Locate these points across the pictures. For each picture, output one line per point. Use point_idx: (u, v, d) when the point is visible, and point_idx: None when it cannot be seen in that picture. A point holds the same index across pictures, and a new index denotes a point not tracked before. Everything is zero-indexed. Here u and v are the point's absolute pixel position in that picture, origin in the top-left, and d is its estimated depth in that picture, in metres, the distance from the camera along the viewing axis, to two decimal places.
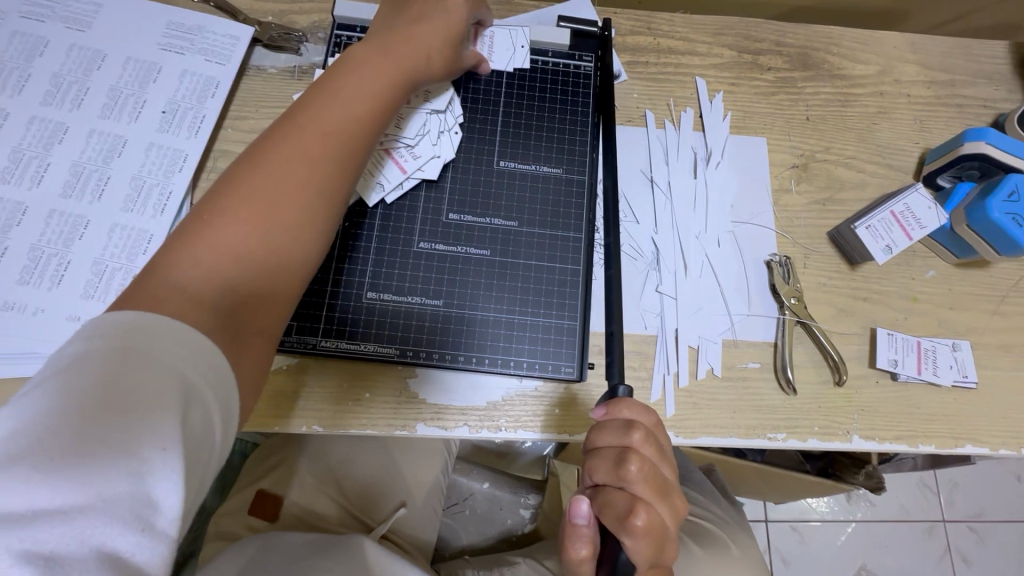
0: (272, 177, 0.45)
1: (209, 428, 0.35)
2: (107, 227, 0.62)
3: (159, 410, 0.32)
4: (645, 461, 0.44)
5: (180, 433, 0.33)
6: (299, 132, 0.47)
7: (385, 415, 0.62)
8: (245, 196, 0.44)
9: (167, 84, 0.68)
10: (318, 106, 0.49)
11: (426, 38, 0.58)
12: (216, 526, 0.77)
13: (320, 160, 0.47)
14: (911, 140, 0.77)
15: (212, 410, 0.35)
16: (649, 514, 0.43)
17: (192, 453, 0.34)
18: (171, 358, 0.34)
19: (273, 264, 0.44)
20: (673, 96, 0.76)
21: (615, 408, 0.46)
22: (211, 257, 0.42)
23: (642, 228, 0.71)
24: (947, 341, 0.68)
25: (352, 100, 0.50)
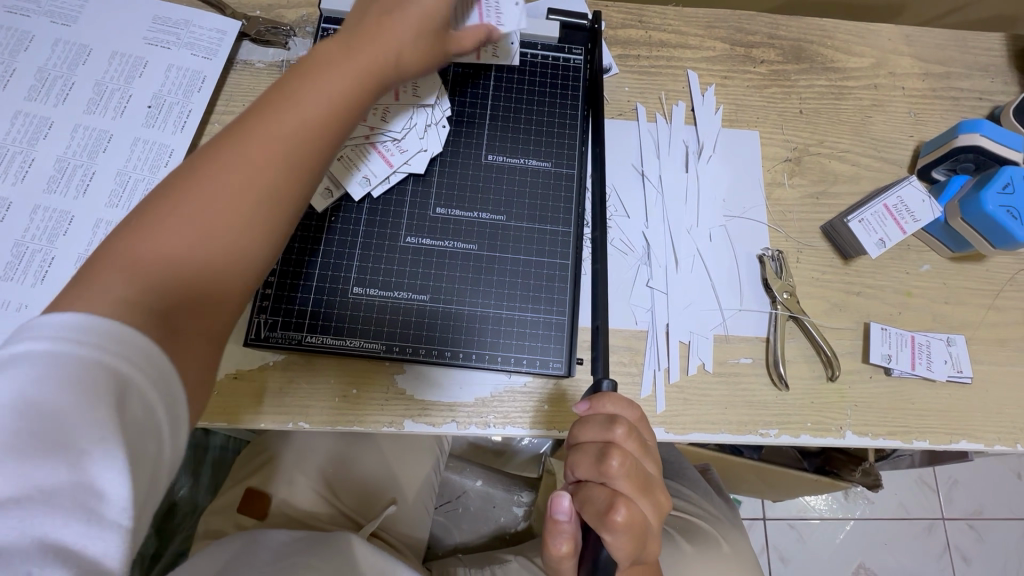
0: (215, 183, 0.41)
1: (155, 420, 0.34)
2: (91, 222, 0.62)
3: (101, 401, 0.31)
4: (627, 456, 0.43)
5: (123, 425, 0.32)
6: (262, 130, 0.44)
7: (373, 411, 0.61)
8: (184, 205, 0.40)
9: (153, 78, 0.68)
10: (271, 109, 0.45)
11: (400, 34, 0.52)
12: (205, 523, 0.77)
13: (269, 167, 0.43)
14: (906, 133, 0.76)
15: (159, 402, 0.34)
16: (630, 509, 0.43)
17: (139, 445, 0.33)
18: (110, 353, 0.33)
19: (213, 271, 0.41)
20: (664, 90, 0.75)
21: (599, 402, 0.46)
22: (149, 261, 0.39)
23: (632, 222, 0.70)
24: (941, 336, 0.68)
25: (308, 100, 0.46)
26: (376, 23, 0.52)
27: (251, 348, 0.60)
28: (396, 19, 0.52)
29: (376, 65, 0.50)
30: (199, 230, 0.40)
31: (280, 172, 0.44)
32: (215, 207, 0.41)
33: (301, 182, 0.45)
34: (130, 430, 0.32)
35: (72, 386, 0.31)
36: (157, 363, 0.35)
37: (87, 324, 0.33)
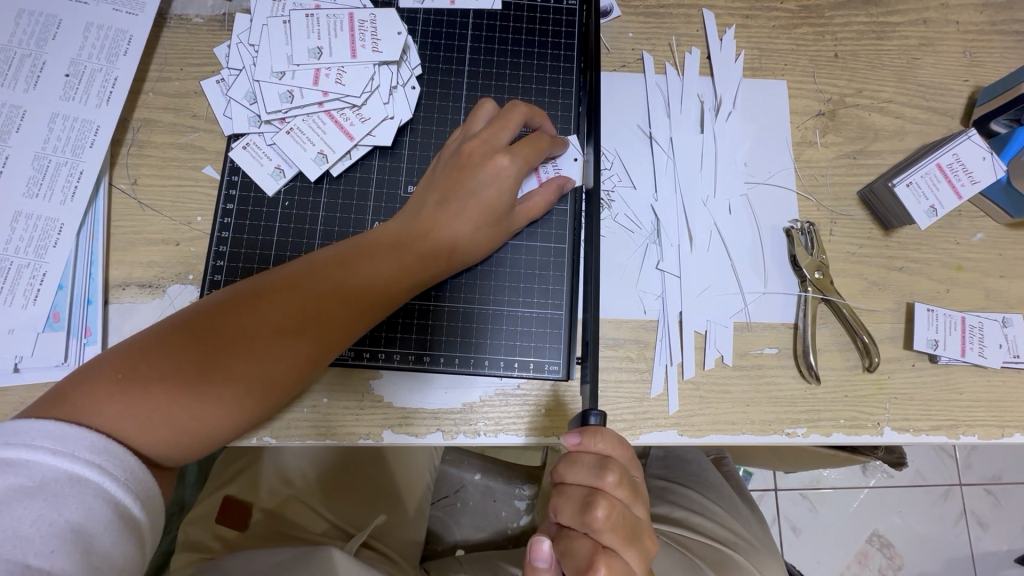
0: (264, 309, 0.46)
1: (132, 512, 0.39)
2: (8, 216, 0.53)
3: (86, 495, 0.37)
4: (615, 505, 0.39)
5: (115, 508, 0.38)
6: (355, 251, 0.50)
7: (346, 424, 0.54)
8: (256, 304, 0.46)
9: (70, 42, 0.57)
10: (352, 247, 0.50)
11: (457, 227, 0.51)
12: (185, 534, 0.74)
13: (321, 308, 0.47)
14: (959, 77, 0.65)
15: (139, 494, 0.40)
16: (612, 565, 0.38)
17: (96, 547, 0.36)
18: (81, 452, 0.38)
19: (221, 373, 0.44)
20: (675, 34, 0.64)
21: (591, 440, 0.40)
22: (210, 334, 0.45)
23: (639, 194, 0.61)
24: (996, 316, 0.59)
25: (377, 259, 0.49)
26: (463, 167, 0.51)
27: None
28: (458, 208, 0.51)
29: (426, 251, 0.50)
30: (229, 351, 0.44)
31: (333, 315, 0.47)
32: (252, 322, 0.45)
33: (336, 321, 0.47)
34: (87, 531, 0.36)
35: (71, 479, 0.37)
36: (136, 471, 0.40)
37: (70, 436, 0.38)
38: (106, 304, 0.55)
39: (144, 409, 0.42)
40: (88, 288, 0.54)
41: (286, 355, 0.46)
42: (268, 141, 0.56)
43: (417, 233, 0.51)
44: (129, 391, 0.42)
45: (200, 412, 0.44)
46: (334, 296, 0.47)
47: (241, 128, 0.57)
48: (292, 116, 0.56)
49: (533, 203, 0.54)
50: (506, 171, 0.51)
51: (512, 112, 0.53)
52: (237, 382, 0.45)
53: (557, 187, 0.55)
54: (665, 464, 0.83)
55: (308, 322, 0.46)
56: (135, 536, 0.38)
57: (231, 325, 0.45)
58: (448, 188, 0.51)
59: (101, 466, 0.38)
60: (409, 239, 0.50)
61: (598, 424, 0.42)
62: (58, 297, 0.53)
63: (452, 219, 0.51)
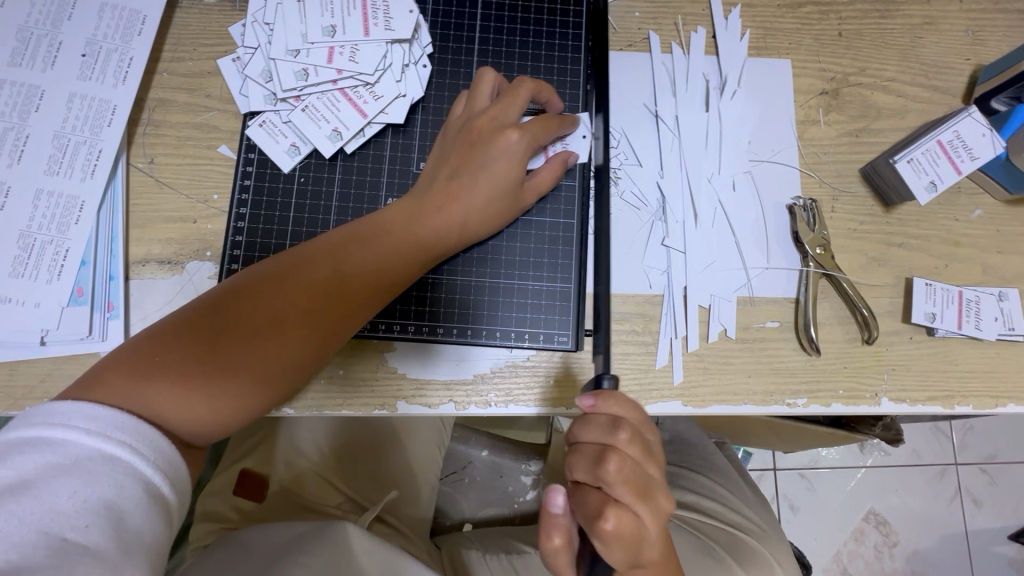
0: (286, 287, 0.48)
1: (161, 490, 0.40)
2: (31, 194, 0.55)
3: (117, 473, 0.38)
4: (627, 460, 0.40)
5: (145, 486, 0.39)
6: (371, 230, 0.51)
7: (363, 395, 0.56)
8: (277, 281, 0.48)
9: (86, 21, 0.58)
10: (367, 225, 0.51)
11: (469, 202, 0.52)
12: (204, 506, 0.77)
13: (338, 283, 0.49)
14: (962, 56, 0.65)
15: (167, 472, 0.41)
16: (622, 518, 0.40)
17: (127, 522, 0.37)
18: (113, 433, 0.40)
19: (248, 349, 0.46)
20: (680, 14, 0.65)
21: (605, 403, 0.42)
22: (234, 312, 0.46)
23: (646, 171, 0.62)
24: (993, 290, 0.61)
25: (393, 237, 0.51)
26: (473, 144, 0.53)
27: None
28: (468, 183, 0.52)
29: (439, 225, 0.52)
30: (255, 328, 0.46)
31: (351, 288, 0.49)
32: (274, 299, 0.47)
33: (357, 295, 0.49)
34: (118, 507, 0.37)
35: (103, 457, 0.38)
36: (165, 451, 0.42)
37: (101, 415, 0.40)
38: (127, 280, 0.56)
39: (174, 385, 0.44)
40: (110, 265, 0.56)
41: (306, 328, 0.47)
42: (283, 119, 0.58)
43: (428, 208, 0.52)
44: (160, 369, 0.44)
45: (231, 387, 0.46)
46: (351, 271, 0.49)
47: (256, 106, 0.58)
48: (306, 94, 0.57)
49: (541, 176, 0.55)
50: (514, 146, 0.52)
51: (520, 89, 0.54)
52: (261, 356, 0.46)
53: (562, 161, 0.56)
54: (672, 449, 0.86)
55: (326, 295, 0.48)
56: (164, 513, 0.40)
57: (253, 302, 0.47)
58: (459, 165, 0.53)
59: (131, 445, 0.40)
60: (422, 216, 0.52)
61: (610, 388, 0.45)
62: (82, 273, 0.55)
63: (464, 193, 0.52)
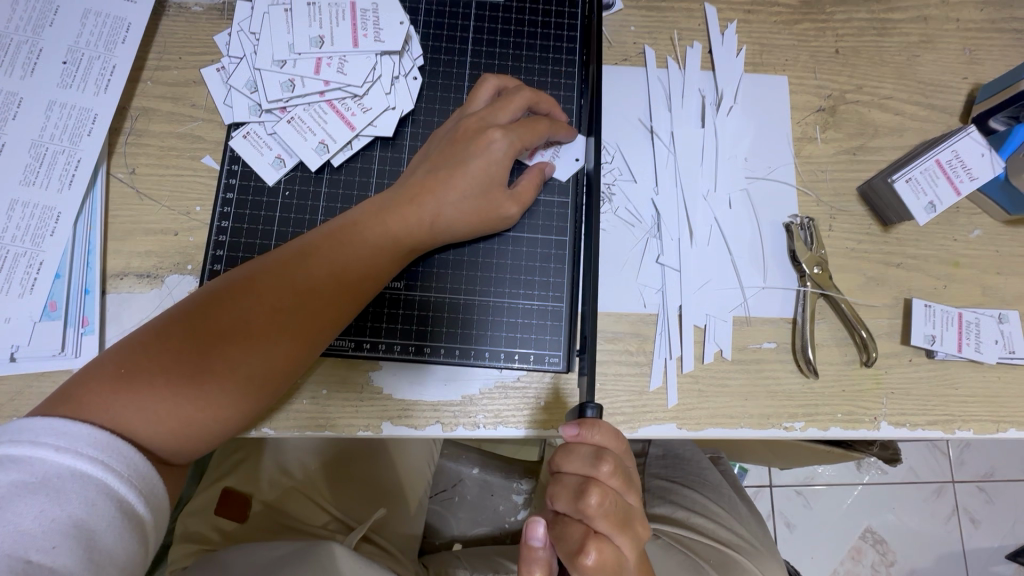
0: (260, 294, 0.46)
1: (135, 508, 0.38)
2: (5, 205, 0.53)
3: (88, 491, 0.36)
4: (608, 493, 0.39)
5: (119, 505, 0.37)
6: (350, 233, 0.49)
7: (347, 415, 0.54)
8: (252, 288, 0.46)
9: (67, 28, 0.56)
10: (347, 228, 0.50)
11: (451, 202, 0.50)
12: (183, 527, 0.74)
13: (318, 292, 0.47)
14: (959, 74, 0.65)
15: (141, 488, 0.39)
16: (603, 550, 0.38)
17: (99, 543, 0.35)
18: (85, 449, 0.38)
19: (220, 356, 0.44)
20: (676, 28, 0.64)
21: (589, 431, 0.39)
22: (207, 320, 0.45)
23: (640, 187, 0.61)
24: (993, 312, 0.59)
25: (372, 240, 0.49)
26: (457, 145, 0.52)
27: None
28: (450, 183, 0.50)
29: (420, 233, 0.50)
30: (229, 336, 0.45)
31: (329, 299, 0.48)
32: (247, 305, 0.46)
33: (335, 300, 0.48)
34: (89, 527, 0.35)
35: (73, 474, 0.36)
36: (140, 467, 0.40)
37: (69, 430, 0.38)
38: (103, 294, 0.54)
39: (145, 400, 0.42)
40: (86, 278, 0.54)
41: (281, 338, 0.46)
42: (269, 131, 0.56)
43: (410, 211, 0.50)
44: (130, 383, 0.42)
45: (202, 399, 0.44)
46: (331, 279, 0.48)
47: (241, 117, 0.56)
48: (293, 106, 0.56)
49: (524, 183, 0.54)
50: (501, 151, 0.51)
51: (513, 95, 0.53)
52: (238, 368, 0.45)
53: (540, 171, 0.55)
54: (664, 465, 0.83)
55: (306, 303, 0.47)
56: (139, 531, 0.38)
57: (231, 312, 0.45)
58: (442, 165, 0.51)
59: (103, 462, 0.38)
60: (404, 222, 0.50)
61: (596, 417, 0.42)
62: (56, 286, 0.53)
63: (446, 193, 0.50)
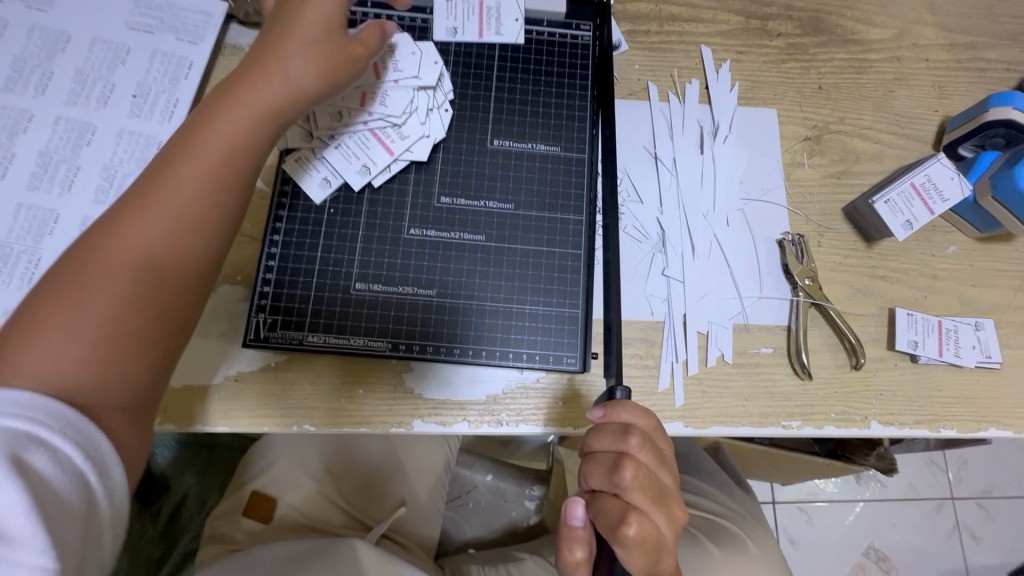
0: (128, 208, 0.43)
1: (80, 466, 0.36)
2: (78, 221, 0.59)
3: (7, 441, 0.33)
4: (641, 468, 0.43)
5: (47, 449, 0.35)
6: (207, 124, 0.46)
7: (382, 413, 0.59)
8: (119, 210, 0.43)
9: (137, 66, 0.64)
10: (198, 123, 0.46)
11: (287, 59, 0.49)
12: (211, 528, 0.77)
13: (200, 177, 0.44)
14: (930, 107, 0.72)
15: (80, 445, 0.36)
16: (643, 522, 0.42)
17: (47, 490, 0.34)
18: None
19: (105, 275, 0.41)
20: (676, 67, 0.72)
21: (615, 410, 0.46)
22: (81, 252, 0.42)
23: (646, 208, 0.67)
24: (970, 320, 0.65)
25: (229, 125, 0.46)
26: (269, 37, 0.50)
27: (251, 348, 0.58)
28: (278, 49, 0.49)
29: (281, 101, 0.48)
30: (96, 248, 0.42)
31: (216, 178, 0.45)
32: (120, 224, 0.42)
33: (204, 185, 0.45)
34: (23, 472, 0.33)
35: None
36: (60, 410, 0.36)
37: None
38: None
39: (44, 338, 0.39)
40: None
41: (180, 230, 0.44)
42: (316, 155, 0.62)
43: (250, 88, 0.47)
44: (23, 335, 0.39)
45: (102, 321, 0.40)
46: (198, 161, 0.45)
47: (292, 142, 0.61)
48: (339, 133, 0.62)
49: (365, 32, 0.52)
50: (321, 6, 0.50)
51: None
52: (121, 275, 0.41)
53: (378, 27, 0.53)
54: None
55: (168, 193, 0.43)
56: (82, 473, 0.36)
57: (128, 222, 0.42)
58: (253, 53, 0.50)
59: (31, 418, 0.35)
60: (268, 80, 0.48)
61: (622, 397, 0.48)
62: None
63: (281, 52, 0.49)
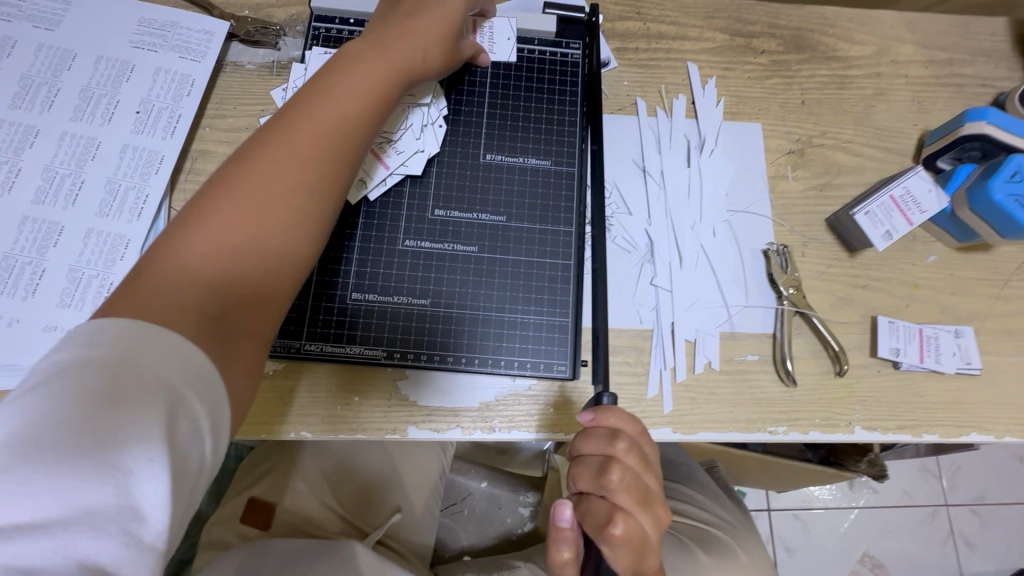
0: (283, 143, 0.45)
1: (202, 442, 0.34)
2: (82, 233, 0.60)
3: (151, 403, 0.32)
4: (628, 471, 0.45)
5: (181, 418, 0.33)
6: (349, 82, 0.50)
7: (377, 420, 0.60)
8: (268, 144, 0.45)
9: (140, 84, 0.66)
10: (337, 78, 0.50)
11: (424, 43, 0.57)
12: (209, 534, 0.78)
13: (324, 145, 0.47)
14: (909, 122, 0.75)
15: (206, 413, 0.35)
16: (628, 522, 0.44)
17: (180, 461, 0.33)
18: (141, 358, 0.33)
19: (257, 206, 0.43)
20: (664, 83, 0.74)
21: (604, 416, 0.47)
22: (235, 177, 0.43)
23: (635, 219, 0.69)
24: (950, 328, 0.67)
25: (365, 85, 0.51)
26: (403, 22, 0.57)
27: None
28: (411, 32, 0.56)
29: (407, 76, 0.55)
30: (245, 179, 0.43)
31: (347, 144, 0.48)
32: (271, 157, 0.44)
33: (352, 138, 0.49)
34: (163, 441, 0.32)
35: (138, 403, 0.32)
36: (204, 375, 0.35)
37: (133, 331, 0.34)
38: None
39: (199, 259, 0.40)
40: None
41: (302, 193, 0.45)
42: None
43: (389, 60, 0.53)
44: (181, 253, 0.40)
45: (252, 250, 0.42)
46: (348, 113, 0.49)
47: None
48: None
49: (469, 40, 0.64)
50: (432, 21, 0.57)
51: None
52: (272, 211, 0.43)
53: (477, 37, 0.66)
54: None
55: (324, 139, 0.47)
56: (204, 450, 0.35)
57: (281, 159, 0.45)
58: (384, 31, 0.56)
59: (178, 379, 0.34)
60: (407, 57, 0.55)
61: (609, 403, 0.49)
62: None
63: (416, 35, 0.56)
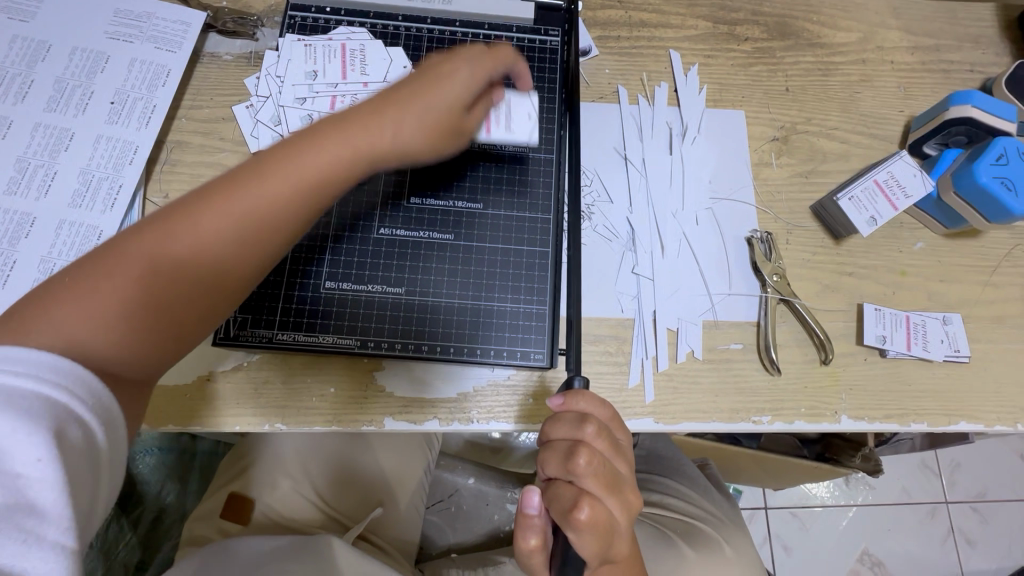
0: (215, 207, 0.42)
1: (95, 440, 0.35)
2: (54, 224, 0.60)
3: (45, 411, 0.33)
4: (596, 455, 0.43)
5: (77, 423, 0.34)
6: (301, 158, 0.44)
7: (352, 411, 0.59)
8: (202, 203, 0.42)
9: (115, 74, 0.65)
10: (293, 148, 0.45)
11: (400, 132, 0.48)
12: (189, 531, 0.77)
13: (237, 221, 0.43)
14: (896, 108, 0.74)
15: (99, 420, 0.36)
16: (595, 507, 0.43)
17: (76, 469, 0.34)
18: (30, 372, 0.34)
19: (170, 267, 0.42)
20: (645, 71, 0.73)
21: (573, 399, 0.46)
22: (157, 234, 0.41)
23: (616, 207, 0.68)
24: (937, 315, 0.66)
25: (318, 162, 0.45)
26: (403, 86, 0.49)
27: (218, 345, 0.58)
28: (399, 109, 0.48)
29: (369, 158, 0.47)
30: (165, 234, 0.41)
31: (266, 226, 0.44)
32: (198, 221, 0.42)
33: (285, 215, 0.45)
34: (54, 446, 0.33)
35: (14, 409, 0.32)
36: (96, 385, 0.36)
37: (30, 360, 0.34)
38: None
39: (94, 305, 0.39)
40: None
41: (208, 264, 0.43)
42: None
43: (356, 134, 0.46)
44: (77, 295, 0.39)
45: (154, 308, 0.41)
46: (285, 192, 0.44)
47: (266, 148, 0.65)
48: None
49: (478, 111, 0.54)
50: (429, 97, 0.49)
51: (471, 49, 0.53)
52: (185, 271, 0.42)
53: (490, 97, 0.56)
54: (642, 458, 0.87)
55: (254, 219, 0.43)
56: (99, 454, 0.35)
57: (202, 227, 0.42)
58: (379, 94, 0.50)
59: (70, 390, 0.35)
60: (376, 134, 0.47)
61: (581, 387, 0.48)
62: None
63: (400, 119, 0.48)
